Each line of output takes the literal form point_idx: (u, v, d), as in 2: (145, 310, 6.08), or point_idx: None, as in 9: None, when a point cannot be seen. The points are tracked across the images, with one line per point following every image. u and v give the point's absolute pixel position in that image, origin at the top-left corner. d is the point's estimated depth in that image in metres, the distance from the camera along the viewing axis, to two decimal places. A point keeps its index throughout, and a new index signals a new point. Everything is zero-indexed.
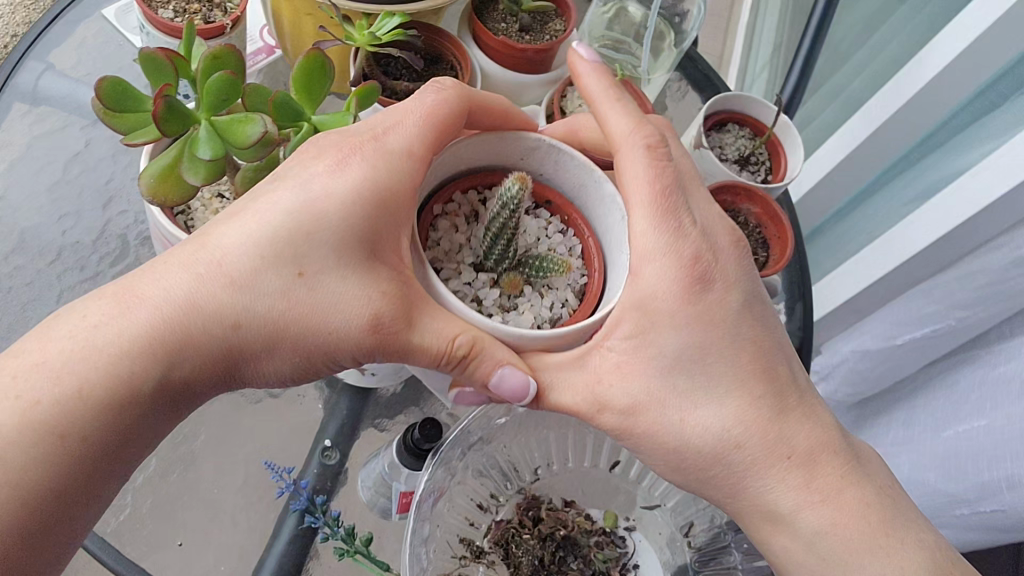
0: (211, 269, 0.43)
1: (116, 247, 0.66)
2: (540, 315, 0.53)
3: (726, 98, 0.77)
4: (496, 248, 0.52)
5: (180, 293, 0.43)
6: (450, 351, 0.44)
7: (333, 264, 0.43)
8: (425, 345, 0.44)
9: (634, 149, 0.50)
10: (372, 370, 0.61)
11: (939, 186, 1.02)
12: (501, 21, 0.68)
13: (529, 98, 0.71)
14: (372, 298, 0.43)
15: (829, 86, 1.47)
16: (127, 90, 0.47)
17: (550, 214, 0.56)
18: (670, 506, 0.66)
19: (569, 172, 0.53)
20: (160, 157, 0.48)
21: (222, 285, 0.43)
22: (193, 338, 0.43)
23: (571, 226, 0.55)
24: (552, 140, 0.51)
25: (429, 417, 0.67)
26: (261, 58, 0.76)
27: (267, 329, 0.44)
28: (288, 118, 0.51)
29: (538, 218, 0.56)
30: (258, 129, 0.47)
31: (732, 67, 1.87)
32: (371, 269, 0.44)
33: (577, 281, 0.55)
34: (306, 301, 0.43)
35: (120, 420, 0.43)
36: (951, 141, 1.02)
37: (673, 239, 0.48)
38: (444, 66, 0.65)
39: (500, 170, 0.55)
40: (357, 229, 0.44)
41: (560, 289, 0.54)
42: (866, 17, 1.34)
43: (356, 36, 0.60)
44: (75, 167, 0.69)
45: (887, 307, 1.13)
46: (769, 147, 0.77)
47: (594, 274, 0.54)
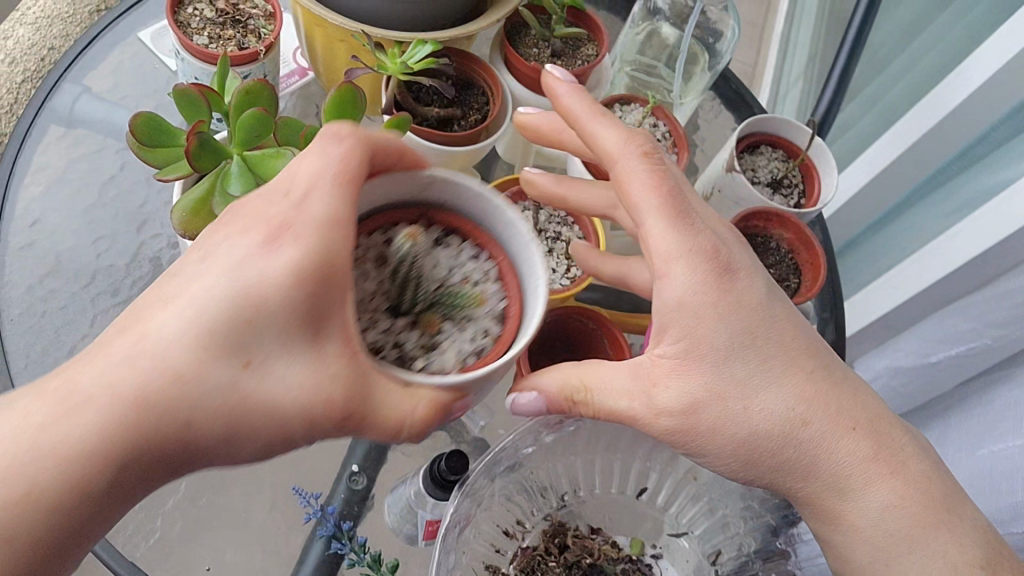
0: (148, 363, 0.37)
1: (149, 271, 0.67)
2: (462, 352, 0.44)
3: (759, 120, 0.76)
4: (410, 290, 0.45)
5: (122, 391, 0.37)
6: (410, 424, 0.40)
7: (277, 347, 0.38)
8: (388, 420, 0.39)
9: (630, 159, 0.51)
10: None
11: (980, 201, 1.00)
12: (533, 47, 0.68)
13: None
14: (321, 381, 0.38)
15: (866, 96, 1.45)
16: (161, 125, 0.48)
17: (457, 242, 0.47)
18: (697, 533, 0.66)
19: (468, 195, 0.45)
20: (192, 190, 0.49)
21: (164, 378, 0.37)
22: (145, 442, 0.38)
23: (483, 252, 0.47)
24: (448, 171, 0.44)
25: (454, 442, 0.68)
26: (294, 80, 0.76)
27: (217, 420, 0.38)
28: None
29: (445, 249, 0.47)
30: (289, 165, 0.47)
31: (765, 75, 1.85)
32: (318, 349, 0.39)
33: (496, 307, 0.45)
34: (246, 396, 0.38)
35: (80, 516, 0.39)
36: (992, 155, 0.99)
37: (689, 238, 0.50)
38: (475, 92, 0.66)
39: (403, 209, 0.46)
40: (303, 309, 0.38)
41: (478, 321, 0.45)
42: (905, 26, 1.32)
43: (388, 65, 0.60)
44: (110, 190, 0.70)
45: (925, 324, 1.11)
46: (803, 170, 0.76)
47: (513, 295, 0.45)
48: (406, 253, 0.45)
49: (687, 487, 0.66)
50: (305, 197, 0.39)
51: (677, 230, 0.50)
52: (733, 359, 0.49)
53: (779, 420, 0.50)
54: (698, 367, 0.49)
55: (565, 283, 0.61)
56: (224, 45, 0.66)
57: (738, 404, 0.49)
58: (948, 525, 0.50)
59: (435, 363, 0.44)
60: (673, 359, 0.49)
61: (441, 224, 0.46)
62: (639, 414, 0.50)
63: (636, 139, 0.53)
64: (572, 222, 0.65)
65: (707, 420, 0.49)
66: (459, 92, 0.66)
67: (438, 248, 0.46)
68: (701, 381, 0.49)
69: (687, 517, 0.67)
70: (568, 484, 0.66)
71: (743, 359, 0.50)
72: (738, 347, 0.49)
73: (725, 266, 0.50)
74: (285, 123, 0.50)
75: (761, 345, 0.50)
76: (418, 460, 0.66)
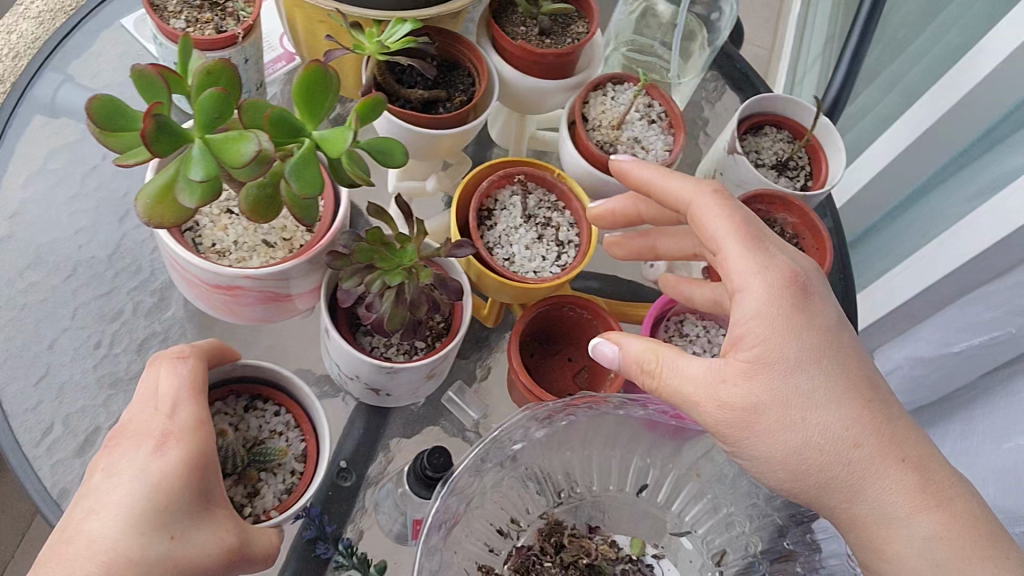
0: (111, 553, 0.41)
1: (131, 262, 0.65)
2: (278, 494, 0.53)
3: (763, 100, 0.73)
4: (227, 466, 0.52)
5: (105, 549, 0.41)
6: (251, 554, 0.47)
7: (191, 522, 0.44)
8: (263, 549, 0.47)
9: (705, 197, 0.53)
10: (386, 391, 0.59)
11: (1001, 183, 0.96)
12: (520, 25, 0.65)
13: (548, 104, 0.67)
14: (224, 535, 0.45)
15: (884, 78, 1.41)
16: (119, 109, 0.45)
17: (260, 402, 0.56)
18: (701, 533, 0.63)
19: (275, 374, 0.55)
20: (156, 177, 0.47)
21: (123, 565, 0.41)
22: None
23: (280, 405, 0.56)
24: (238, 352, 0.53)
25: (446, 437, 0.65)
26: (280, 65, 0.74)
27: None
28: (288, 133, 0.48)
29: (253, 410, 0.55)
30: (253, 147, 0.45)
31: (782, 60, 1.80)
32: (210, 515, 0.46)
33: (298, 447, 0.55)
34: (176, 561, 0.43)
35: None
36: (1013, 135, 0.95)
37: (766, 263, 0.50)
38: (461, 72, 0.63)
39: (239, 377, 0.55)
40: (193, 485, 0.45)
41: (284, 464, 0.54)
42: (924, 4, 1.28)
43: (365, 44, 0.57)
44: (92, 181, 0.68)
45: (945, 313, 1.07)
46: (809, 152, 0.72)
47: (310, 437, 0.55)
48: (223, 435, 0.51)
49: (689, 484, 0.63)
50: (173, 409, 0.47)
51: (750, 252, 0.50)
52: (800, 371, 0.48)
53: (834, 436, 0.47)
54: (768, 371, 0.48)
55: (557, 270, 0.59)
56: (201, 29, 0.64)
57: (795, 412, 0.47)
58: (960, 528, 0.46)
59: (260, 507, 0.52)
60: (748, 362, 0.48)
61: (247, 392, 0.55)
62: (692, 395, 0.48)
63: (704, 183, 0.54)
64: (564, 207, 0.62)
65: (770, 419, 0.47)
66: (444, 73, 0.63)
67: (251, 412, 0.55)
68: (773, 380, 0.47)
69: (691, 516, 0.63)
70: (564, 482, 0.63)
71: (811, 372, 0.48)
72: (806, 360, 0.48)
73: (804, 287, 0.50)
74: (250, 105, 0.47)
75: (827, 367, 0.48)
76: (409, 455, 0.64)
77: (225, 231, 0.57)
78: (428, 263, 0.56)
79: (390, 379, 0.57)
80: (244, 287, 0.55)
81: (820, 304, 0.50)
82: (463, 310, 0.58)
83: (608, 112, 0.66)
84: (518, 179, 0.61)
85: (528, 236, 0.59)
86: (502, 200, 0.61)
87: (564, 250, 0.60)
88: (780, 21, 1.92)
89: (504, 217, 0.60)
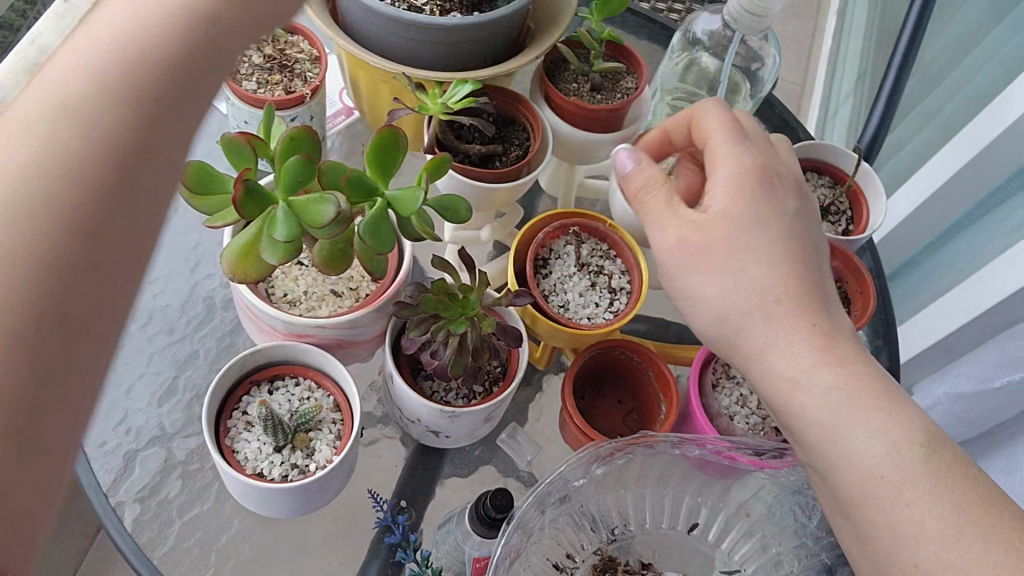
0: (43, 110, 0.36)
1: (202, 310, 0.69)
2: (331, 447, 0.58)
3: (805, 146, 0.74)
4: (275, 433, 0.56)
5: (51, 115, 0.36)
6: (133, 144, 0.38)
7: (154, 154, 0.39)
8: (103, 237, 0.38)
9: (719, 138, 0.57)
10: (445, 432, 0.61)
11: None
12: (573, 81, 0.68)
13: (598, 156, 0.70)
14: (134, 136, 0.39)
15: (919, 114, 1.43)
16: (210, 173, 0.49)
17: (279, 381, 0.60)
18: (750, 572, 0.64)
19: (284, 347, 0.58)
20: (240, 235, 0.50)
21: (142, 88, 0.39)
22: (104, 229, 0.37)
23: (299, 376, 0.60)
24: (256, 348, 0.58)
25: (499, 480, 0.68)
26: (340, 119, 0.78)
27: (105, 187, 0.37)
28: (362, 194, 0.51)
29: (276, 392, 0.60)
30: (333, 208, 0.48)
31: (814, 97, 1.82)
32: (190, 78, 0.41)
33: (326, 402, 0.60)
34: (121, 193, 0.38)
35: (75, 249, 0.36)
36: None
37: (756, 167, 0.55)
38: (517, 128, 0.66)
39: (253, 372, 0.59)
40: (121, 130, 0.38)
41: (323, 421, 0.59)
42: (961, 41, 1.31)
43: (430, 106, 0.61)
44: (166, 232, 0.73)
45: (988, 346, 1.08)
46: (851, 196, 0.74)
47: (334, 390, 0.59)
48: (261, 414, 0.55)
49: (738, 523, 0.65)
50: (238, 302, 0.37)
51: (739, 140, 0.57)
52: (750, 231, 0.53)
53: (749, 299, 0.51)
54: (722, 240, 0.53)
55: (610, 317, 0.61)
56: (271, 90, 0.68)
57: (736, 262, 0.52)
58: None
59: (320, 460, 0.57)
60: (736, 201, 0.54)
61: (266, 378, 0.60)
62: (665, 220, 0.55)
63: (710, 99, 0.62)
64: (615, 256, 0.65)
65: (717, 262, 0.52)
66: (501, 129, 0.66)
67: (275, 392, 0.59)
68: (730, 230, 0.53)
69: (740, 555, 0.65)
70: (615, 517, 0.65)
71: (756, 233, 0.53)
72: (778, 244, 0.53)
73: (770, 176, 0.55)
74: (329, 167, 0.51)
75: (780, 233, 0.53)
76: (465, 495, 0.66)
77: (296, 282, 0.61)
78: (489, 312, 0.59)
79: (452, 421, 0.60)
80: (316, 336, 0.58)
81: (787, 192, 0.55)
82: (521, 357, 0.60)
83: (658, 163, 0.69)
84: (572, 231, 0.64)
85: (582, 283, 0.63)
86: (558, 249, 0.64)
87: (617, 296, 0.63)
88: (809, 57, 1.93)
89: (558, 265, 0.63)
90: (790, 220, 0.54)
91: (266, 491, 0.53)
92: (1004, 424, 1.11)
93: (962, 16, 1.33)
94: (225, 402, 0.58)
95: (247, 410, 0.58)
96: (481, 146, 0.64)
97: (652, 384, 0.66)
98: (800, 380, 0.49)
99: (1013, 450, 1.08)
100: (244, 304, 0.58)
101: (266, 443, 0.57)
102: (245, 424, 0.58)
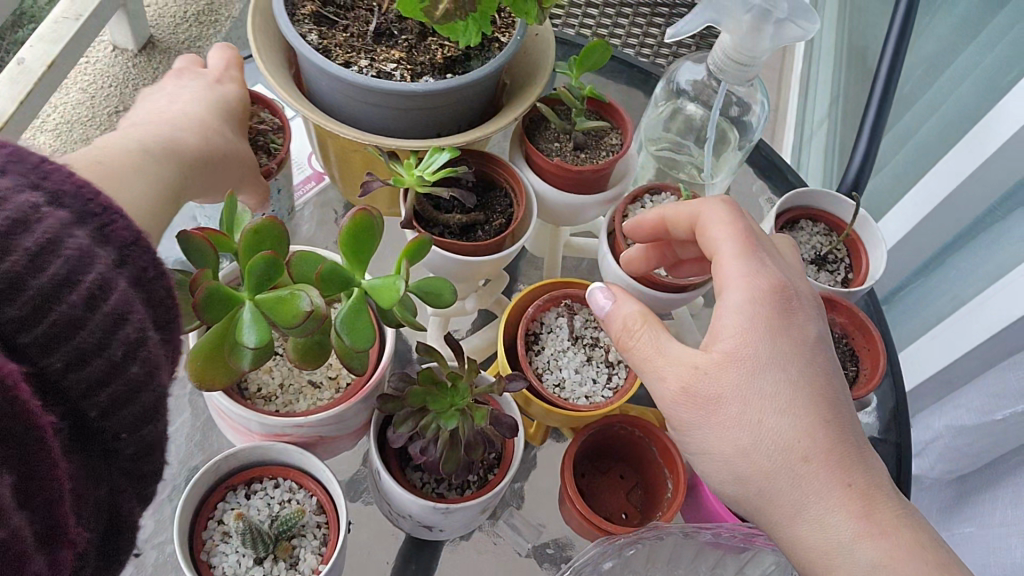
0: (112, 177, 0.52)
1: (170, 403, 0.64)
2: (316, 556, 0.53)
3: (798, 194, 0.71)
4: (254, 547, 0.51)
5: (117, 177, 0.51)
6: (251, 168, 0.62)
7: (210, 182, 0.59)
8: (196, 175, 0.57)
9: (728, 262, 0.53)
10: (439, 528, 0.57)
11: None
12: (554, 140, 0.64)
13: (586, 217, 0.66)
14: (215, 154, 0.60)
15: (895, 139, 1.42)
16: None
17: (256, 484, 0.55)
18: None
19: (260, 447, 0.53)
20: (205, 336, 0.46)
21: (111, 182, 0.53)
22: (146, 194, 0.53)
23: (277, 476, 0.55)
24: (229, 452, 0.53)
25: (500, 569, 0.63)
26: (309, 186, 0.74)
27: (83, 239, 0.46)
28: (337, 285, 0.47)
29: (254, 496, 0.55)
30: (307, 306, 0.44)
31: (785, 123, 1.81)
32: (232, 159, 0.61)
33: (308, 503, 0.55)
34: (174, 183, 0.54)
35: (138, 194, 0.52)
36: None
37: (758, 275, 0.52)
38: (498, 193, 0.62)
39: (228, 477, 0.54)
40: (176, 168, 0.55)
41: (306, 525, 0.54)
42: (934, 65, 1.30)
43: (404, 177, 0.57)
44: None
45: (987, 377, 1.06)
46: (848, 245, 0.71)
47: (316, 490, 0.54)
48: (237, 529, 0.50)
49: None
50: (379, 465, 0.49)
51: (748, 260, 0.52)
52: (764, 374, 0.48)
53: (784, 440, 0.47)
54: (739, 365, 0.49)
55: (611, 393, 0.57)
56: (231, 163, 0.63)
57: (754, 412, 0.48)
58: None
59: (306, 570, 0.52)
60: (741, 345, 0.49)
61: (241, 482, 0.55)
62: (661, 368, 0.50)
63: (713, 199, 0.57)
64: None
65: (727, 415, 0.48)
66: (481, 195, 0.62)
67: (252, 496, 0.55)
68: (740, 374, 0.48)
69: None
70: None
71: (771, 377, 0.48)
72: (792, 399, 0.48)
73: (788, 302, 0.51)
74: (299, 258, 0.47)
75: (799, 374, 0.49)
76: None
77: (269, 373, 0.56)
78: (483, 398, 0.54)
79: (447, 517, 0.55)
80: (296, 434, 0.54)
81: (803, 319, 0.51)
82: (518, 442, 0.56)
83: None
84: (564, 302, 0.61)
85: (577, 359, 0.59)
86: (550, 321, 0.60)
87: (614, 370, 0.59)
88: (778, 82, 1.93)
89: (552, 338, 0.59)
90: (809, 354, 0.50)
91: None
92: (1008, 456, 1.08)
93: (933, 38, 1.32)
94: (199, 512, 0.53)
95: (222, 519, 0.53)
96: (463, 215, 0.60)
97: (657, 459, 0.61)
98: (842, 553, 0.46)
99: (1019, 483, 1.05)
100: (213, 403, 0.54)
101: (245, 555, 0.52)
102: (221, 535, 0.53)
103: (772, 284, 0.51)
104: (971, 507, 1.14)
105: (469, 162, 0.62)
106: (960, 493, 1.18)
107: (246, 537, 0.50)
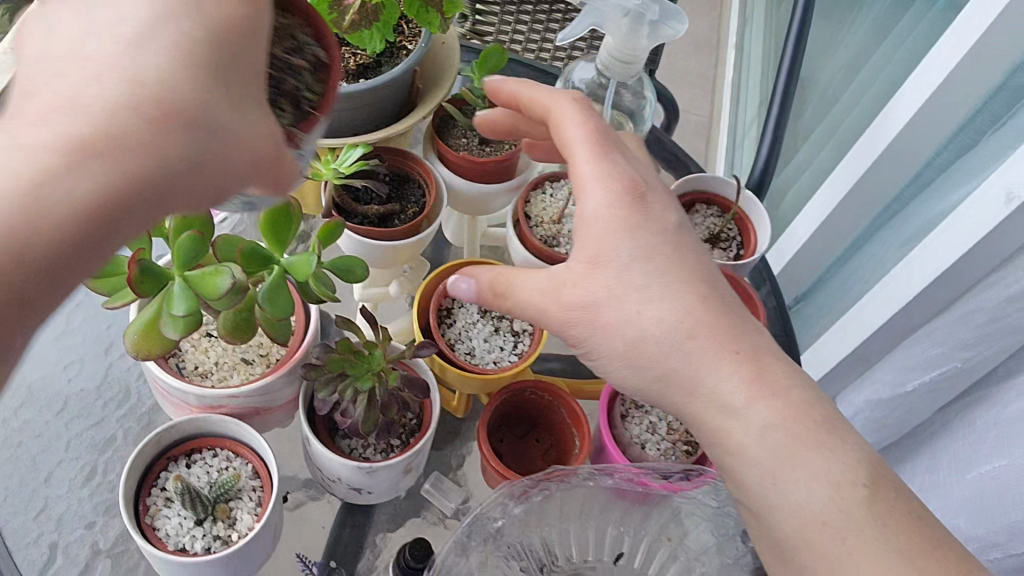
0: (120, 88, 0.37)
1: (119, 391, 0.69)
2: (253, 514, 0.58)
3: (691, 179, 0.78)
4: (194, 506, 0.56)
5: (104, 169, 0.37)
6: None
7: None
8: None
9: (583, 160, 0.60)
10: (367, 488, 0.63)
11: (935, 221, 1.04)
12: (461, 136, 0.72)
13: (495, 207, 0.73)
14: None
15: (816, 138, 1.51)
16: (106, 257, 0.50)
17: (196, 455, 0.61)
18: None
19: (198, 419, 0.59)
20: (142, 312, 0.52)
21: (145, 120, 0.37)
22: (157, 176, 0.38)
23: (214, 446, 0.61)
24: (170, 425, 0.58)
25: (431, 529, 0.69)
26: None
27: (70, 232, 0.35)
28: (259, 263, 0.53)
29: (193, 466, 0.60)
30: (229, 280, 0.49)
31: (719, 130, 1.90)
32: None
33: (243, 469, 0.60)
34: None
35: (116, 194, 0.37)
36: (938, 178, 1.05)
37: (606, 170, 0.59)
38: (412, 185, 0.69)
39: (169, 449, 0.60)
40: None
41: (243, 489, 0.60)
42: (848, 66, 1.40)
43: (323, 171, 0.62)
44: (77, 316, 0.73)
45: (901, 351, 1.13)
46: (740, 224, 0.78)
47: (251, 457, 0.60)
48: (178, 491, 0.55)
49: (662, 548, 0.66)
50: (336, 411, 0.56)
51: (600, 163, 0.59)
52: (632, 267, 0.55)
53: (668, 327, 0.54)
54: (604, 270, 0.56)
55: (516, 359, 0.63)
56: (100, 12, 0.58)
57: (631, 306, 0.55)
58: None
59: (243, 528, 0.58)
60: (623, 253, 0.56)
61: (182, 453, 0.60)
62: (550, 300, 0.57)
63: (568, 93, 0.63)
64: None
65: (608, 317, 0.55)
66: (398, 187, 0.69)
67: (192, 465, 0.60)
68: (611, 275, 0.56)
69: None
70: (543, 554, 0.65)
71: (640, 268, 0.55)
72: (671, 296, 0.55)
73: (637, 194, 0.58)
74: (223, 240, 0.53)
75: (663, 262, 0.56)
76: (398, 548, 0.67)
77: (207, 353, 0.62)
78: (396, 364, 0.60)
79: (371, 477, 0.61)
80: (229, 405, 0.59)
81: (654, 208, 0.59)
82: (432, 406, 0.62)
83: (549, 210, 0.72)
84: None
85: (487, 329, 0.66)
86: (462, 299, 0.67)
87: (521, 337, 0.66)
88: (715, 94, 2.02)
89: (462, 314, 0.66)
90: (667, 233, 0.58)
91: (186, 566, 0.54)
92: (925, 425, 1.15)
93: (851, 47, 1.42)
94: (143, 481, 0.58)
95: (164, 488, 0.59)
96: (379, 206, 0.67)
97: (564, 419, 0.68)
98: (736, 418, 0.52)
99: (935, 449, 1.12)
100: (155, 380, 0.59)
101: (187, 517, 0.57)
102: (163, 501, 0.58)
103: (625, 184, 0.58)
104: (895, 478, 1.21)
105: (384, 160, 0.69)
106: (886, 466, 1.25)
107: (185, 497, 0.55)
